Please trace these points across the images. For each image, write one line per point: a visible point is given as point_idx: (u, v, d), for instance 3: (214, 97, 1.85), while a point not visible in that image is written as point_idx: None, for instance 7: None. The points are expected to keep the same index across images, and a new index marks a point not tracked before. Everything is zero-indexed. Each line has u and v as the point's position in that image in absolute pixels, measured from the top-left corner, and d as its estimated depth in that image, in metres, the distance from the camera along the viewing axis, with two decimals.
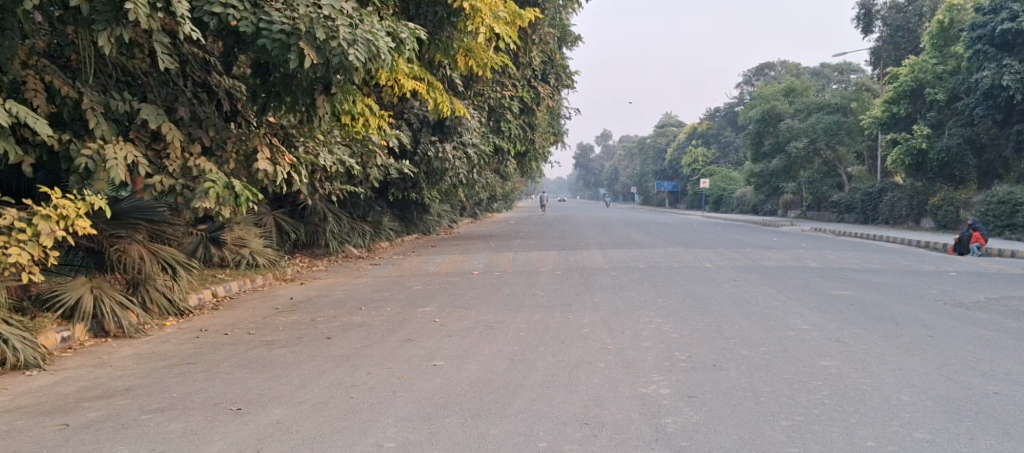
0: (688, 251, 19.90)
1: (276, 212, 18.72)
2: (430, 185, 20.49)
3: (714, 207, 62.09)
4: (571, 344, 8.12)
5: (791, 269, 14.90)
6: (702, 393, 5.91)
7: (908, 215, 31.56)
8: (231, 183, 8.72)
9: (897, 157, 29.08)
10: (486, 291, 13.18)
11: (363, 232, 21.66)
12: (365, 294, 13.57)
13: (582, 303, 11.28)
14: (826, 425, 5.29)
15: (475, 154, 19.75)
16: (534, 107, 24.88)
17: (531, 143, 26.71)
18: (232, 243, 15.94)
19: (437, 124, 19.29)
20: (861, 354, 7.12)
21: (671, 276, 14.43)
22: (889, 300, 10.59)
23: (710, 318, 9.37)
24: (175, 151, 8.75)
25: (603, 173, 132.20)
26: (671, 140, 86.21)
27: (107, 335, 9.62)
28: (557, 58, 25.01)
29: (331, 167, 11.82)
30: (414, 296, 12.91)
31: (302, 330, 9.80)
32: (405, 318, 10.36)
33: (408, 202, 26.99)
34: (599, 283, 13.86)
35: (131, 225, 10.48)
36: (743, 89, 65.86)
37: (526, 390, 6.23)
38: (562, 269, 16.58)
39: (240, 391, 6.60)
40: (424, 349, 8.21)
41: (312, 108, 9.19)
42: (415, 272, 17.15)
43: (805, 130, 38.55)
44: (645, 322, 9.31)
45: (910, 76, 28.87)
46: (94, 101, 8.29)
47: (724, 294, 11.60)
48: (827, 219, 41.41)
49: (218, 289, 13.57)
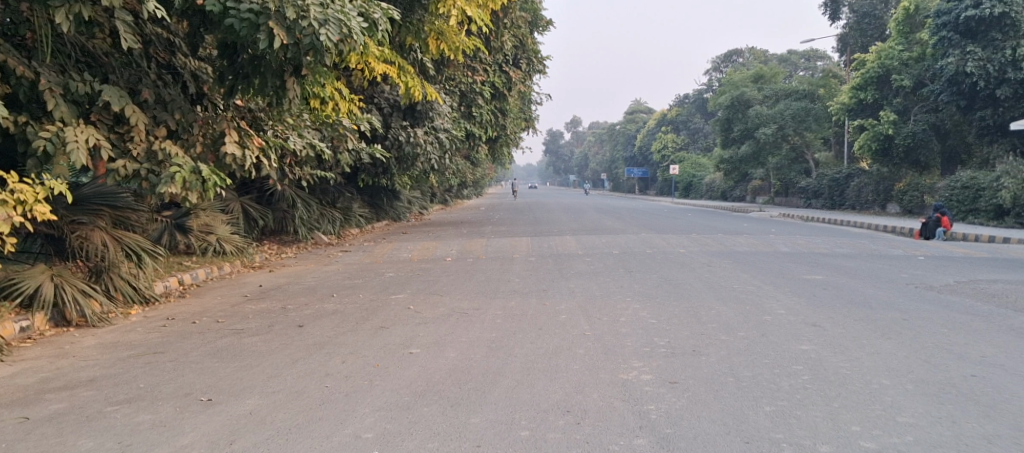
0: (660, 236, 19.91)
1: (243, 197, 18.42)
2: (401, 171, 20.29)
3: (684, 193, 62.34)
4: (548, 331, 8.01)
5: (764, 255, 14.93)
6: (684, 379, 5.83)
7: (874, 200, 31.83)
8: (198, 167, 8.54)
9: (863, 143, 29.17)
10: (459, 278, 13.05)
11: (332, 219, 21.39)
12: (336, 281, 13.37)
13: (558, 289, 11.18)
14: (809, 410, 5.22)
15: (447, 138, 19.63)
16: (505, 92, 24.82)
17: (501, 128, 26.61)
18: (199, 230, 15.66)
19: (409, 108, 19.11)
20: (840, 337, 7.08)
21: (644, 262, 14.39)
22: (863, 283, 10.62)
23: (687, 303, 9.30)
24: (139, 134, 8.51)
25: (573, 159, 132.38)
26: (640, 127, 86.48)
27: (69, 325, 9.35)
28: (527, 43, 24.90)
29: (301, 151, 11.63)
30: (386, 283, 12.74)
31: (273, 318, 9.59)
32: (378, 306, 10.20)
33: (378, 187, 26.74)
34: (572, 269, 13.80)
35: (93, 210, 10.29)
36: (712, 76, 66.18)
37: (506, 377, 6.10)
38: (535, 256, 16.48)
39: (211, 381, 6.40)
40: (398, 336, 8.06)
41: (281, 91, 8.99)
42: (386, 259, 16.95)
43: (773, 117, 38.78)
44: (623, 308, 9.23)
45: (877, 62, 29.04)
46: (51, 82, 8.03)
47: (699, 279, 11.56)
48: (796, 205, 41.72)
49: (185, 277, 13.30)
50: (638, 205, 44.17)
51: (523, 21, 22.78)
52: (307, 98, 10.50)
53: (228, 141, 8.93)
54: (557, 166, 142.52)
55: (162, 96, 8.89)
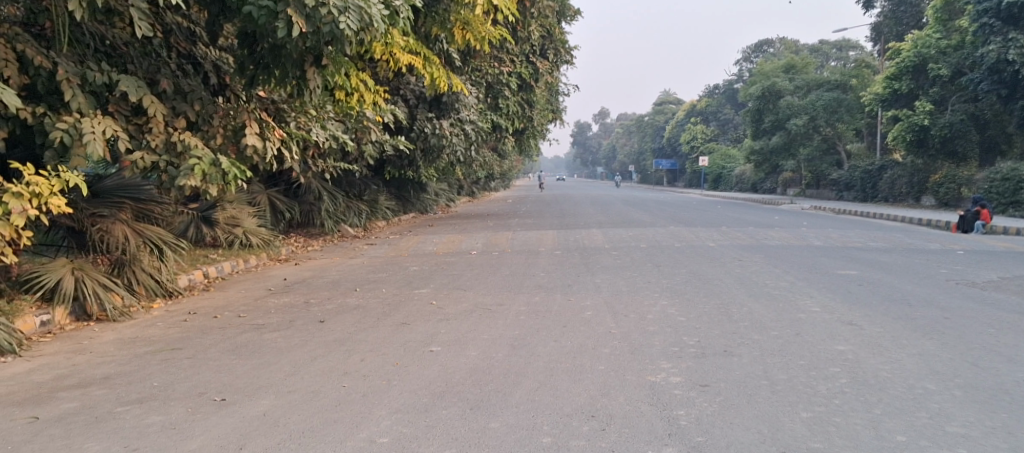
0: (689, 229, 19.58)
1: (270, 190, 18.34)
2: (427, 164, 20.11)
3: (713, 186, 61.77)
4: (573, 328, 7.79)
5: (797, 249, 14.59)
6: (715, 381, 5.58)
7: (908, 192, 31.29)
8: (218, 159, 8.35)
9: (898, 134, 28.59)
10: (483, 272, 12.84)
11: (359, 212, 21.29)
12: (360, 275, 13.22)
13: (584, 284, 10.94)
14: (849, 417, 4.95)
15: (473, 130, 19.43)
16: (532, 83, 24.58)
17: (528, 120, 26.37)
18: (224, 223, 15.58)
19: (435, 99, 18.88)
20: (879, 337, 6.78)
21: (672, 256, 14.10)
22: (900, 279, 10.27)
23: (717, 299, 9.03)
24: (158, 125, 8.35)
25: (600, 151, 131.83)
26: (669, 118, 85.83)
27: (90, 319, 9.24)
28: (555, 33, 24.62)
29: (324, 143, 11.48)
30: (410, 277, 12.57)
31: (295, 313, 9.43)
32: (401, 301, 10.02)
33: (405, 179, 26.62)
34: (600, 263, 13.55)
35: (115, 203, 10.16)
36: (742, 66, 65.45)
37: (528, 378, 5.88)
38: (562, 249, 16.24)
39: (226, 380, 6.24)
40: (420, 333, 7.87)
41: (302, 81, 8.82)
42: (412, 252, 16.77)
43: (805, 107, 38.21)
44: (650, 305, 8.98)
45: (913, 51, 28.44)
46: (69, 72, 7.90)
47: (729, 274, 11.28)
48: (827, 197, 41.12)
49: (210, 270, 13.19)
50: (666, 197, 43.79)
51: (551, 11, 22.50)
52: (329, 88, 10.33)
53: (249, 132, 8.76)
54: (585, 158, 142.03)
55: (182, 85, 8.71)
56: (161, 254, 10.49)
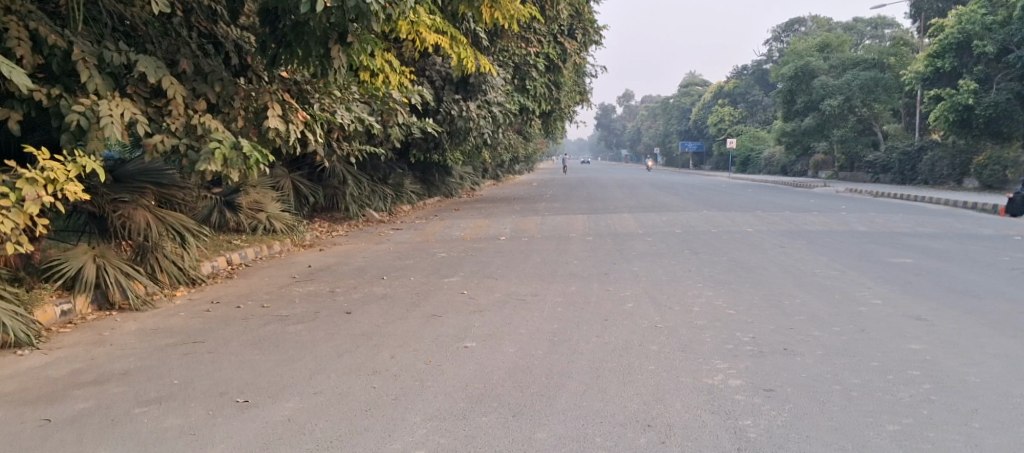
0: (722, 214, 19.05)
1: (293, 174, 17.92)
2: (453, 146, 19.64)
3: (742, 168, 61.07)
4: (615, 321, 7.31)
5: (840, 235, 14.06)
6: (779, 386, 5.15)
7: (950, 175, 30.87)
8: (239, 142, 7.95)
9: (940, 114, 27.84)
10: (515, 259, 12.40)
11: (383, 196, 20.88)
12: (387, 262, 12.80)
13: (621, 272, 10.45)
14: (943, 432, 4.50)
15: (500, 112, 18.95)
16: (560, 64, 24.08)
17: (555, 102, 25.84)
18: (248, 207, 15.25)
19: (461, 81, 18.36)
20: (952, 334, 6.28)
21: (711, 242, 13.57)
22: (959, 268, 9.70)
23: (766, 290, 8.53)
24: (178, 108, 7.89)
25: (625, 133, 130.83)
26: (696, 99, 84.83)
27: (112, 308, 8.68)
28: (584, 12, 24.05)
29: (349, 126, 11.04)
30: (438, 264, 12.14)
31: (320, 303, 9.01)
32: (430, 291, 9.60)
33: (430, 163, 26.17)
34: (635, 249, 13.04)
35: (138, 188, 9.65)
36: (772, 46, 64.52)
37: (574, 380, 5.42)
38: (594, 235, 15.77)
39: (249, 378, 5.82)
40: (452, 326, 7.42)
41: (326, 60, 8.36)
42: (438, 238, 16.35)
43: (839, 87, 37.44)
44: (695, 295, 8.49)
45: (957, 27, 27.66)
46: (85, 52, 7.41)
47: (774, 263, 10.74)
48: (861, 180, 40.30)
49: (233, 256, 12.81)
50: (695, 180, 43.11)
51: None
52: (352, 68, 9.87)
53: (272, 114, 8.32)
54: (610, 140, 141.08)
55: (202, 65, 8.26)
56: (183, 242, 10.07)
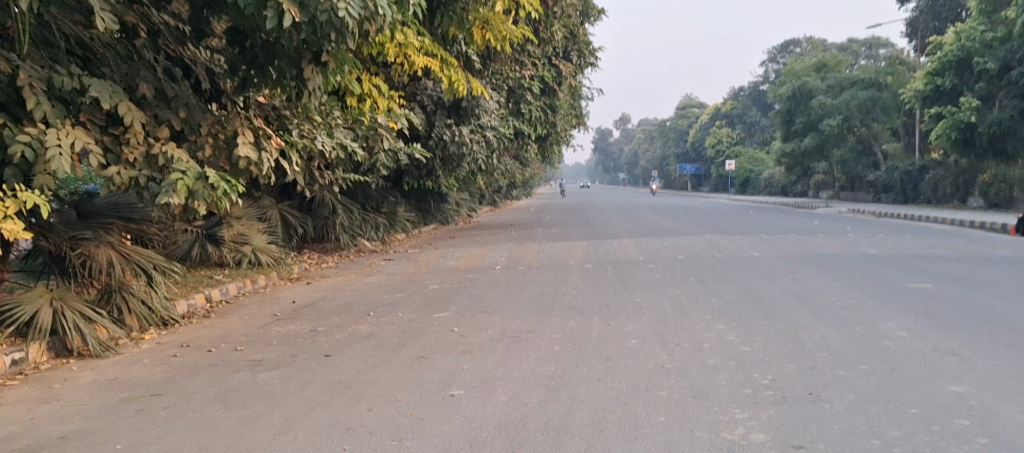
0: (727, 237, 18.44)
1: (282, 204, 17.33)
2: (446, 173, 19.04)
3: (741, 190, 60.57)
4: (618, 362, 6.67)
5: (851, 259, 13.47)
6: (808, 443, 4.60)
7: (953, 195, 30.23)
8: (205, 172, 7.32)
9: (941, 132, 27.35)
10: (511, 291, 11.77)
11: (376, 225, 20.25)
12: (376, 296, 12.16)
13: (623, 304, 9.80)
14: None
15: (494, 137, 18.41)
16: (555, 87, 23.61)
17: (551, 125, 25.33)
18: (231, 240, 14.73)
19: (453, 105, 17.80)
20: (995, 373, 5.68)
21: (716, 268, 12.93)
22: (984, 295, 9.07)
23: (781, 323, 7.91)
24: (137, 136, 7.29)
25: (623, 156, 130.55)
26: (692, 122, 84.55)
27: (70, 355, 8.09)
28: (579, 34, 23.60)
29: (331, 153, 10.43)
30: (430, 298, 11.51)
31: (298, 345, 8.37)
32: (419, 328, 8.97)
33: (424, 190, 25.59)
34: (637, 278, 12.39)
35: (103, 224, 9.20)
36: (768, 67, 64.27)
37: (574, 438, 4.84)
38: (594, 262, 15.13)
39: (204, 441, 5.17)
40: (439, 371, 6.78)
41: (301, 83, 7.80)
42: (431, 268, 15.71)
43: (838, 107, 36.99)
44: (705, 329, 7.86)
45: (957, 44, 27.20)
46: (33, 77, 6.82)
47: (785, 291, 10.10)
48: (863, 200, 39.75)
49: (213, 293, 12.30)
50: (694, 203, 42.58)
51: (574, 11, 21.50)
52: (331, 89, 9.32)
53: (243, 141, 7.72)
54: (608, 164, 140.85)
55: (165, 90, 7.68)
56: (150, 280, 9.49)
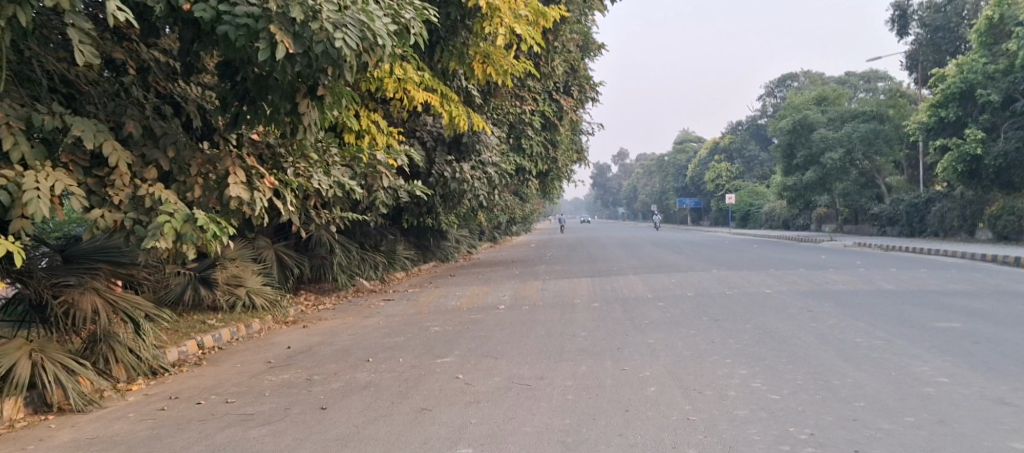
0: (735, 273, 17.99)
1: (278, 244, 16.90)
2: (447, 210, 18.60)
3: (742, 223, 60.21)
4: (638, 413, 6.22)
5: (867, 295, 13.03)
6: None
7: (960, 226, 29.90)
8: (193, 214, 6.88)
9: (947, 165, 27.02)
10: (517, 332, 11.31)
11: (375, 263, 19.79)
12: (376, 339, 11.70)
13: (636, 346, 9.34)
14: None
15: (496, 173, 18.02)
16: (556, 122, 23.32)
17: (552, 161, 25.02)
18: (225, 283, 14.36)
19: (454, 141, 17.40)
20: None
21: (728, 306, 12.48)
22: (1018, 334, 8.62)
23: (808, 366, 7.46)
24: (122, 178, 6.82)
25: (621, 191, 130.43)
26: (691, 156, 84.43)
27: (50, 409, 7.64)
28: (579, 68, 23.33)
29: (328, 192, 9.99)
30: (432, 341, 11.06)
31: (294, 397, 7.92)
32: (422, 375, 8.51)
33: (424, 227, 25.16)
34: (647, 317, 11.93)
35: (89, 269, 8.81)
36: (766, 101, 64.22)
37: None
38: (600, 300, 14.66)
39: None
40: (445, 426, 6.33)
41: (297, 119, 7.36)
42: (432, 308, 15.22)
43: (839, 140, 36.72)
44: (727, 374, 7.41)
45: (959, 77, 26.90)
46: (11, 115, 6.36)
47: (805, 330, 9.65)
48: (867, 232, 39.36)
49: (205, 340, 12.01)
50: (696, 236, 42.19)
51: (575, 45, 21.24)
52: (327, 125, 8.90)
53: (235, 180, 7.29)
54: (607, 199, 140.69)
55: (153, 128, 7.24)
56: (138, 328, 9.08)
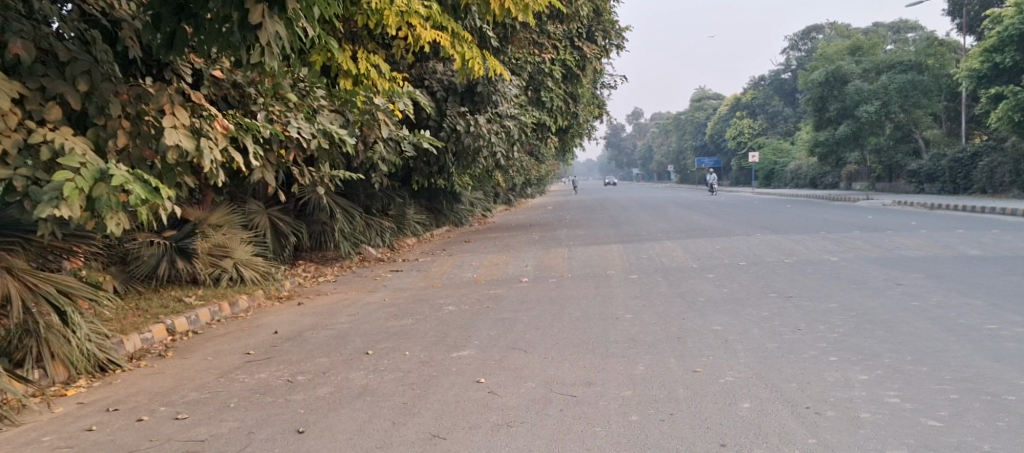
0: (785, 236, 16.04)
1: (273, 209, 15.03)
2: (460, 170, 16.64)
3: (765, 183, 57.94)
4: None
5: (956, 261, 11.09)
6: None
7: (1012, 182, 27.70)
8: (106, 172, 5.63)
9: (1002, 114, 24.74)
10: (549, 313, 9.44)
11: (381, 230, 17.87)
12: (379, 322, 9.87)
13: (701, 335, 7.45)
14: None
15: (513, 127, 16.13)
16: (577, 72, 21.44)
17: (571, 116, 23.10)
18: (206, 254, 12.57)
19: (467, 90, 15.36)
20: None
21: (794, 278, 10.52)
22: None
23: (952, 370, 5.56)
24: (8, 118, 5.64)
25: (636, 151, 127.71)
26: (708, 114, 81.85)
27: None
28: (603, 11, 21.30)
29: (312, 144, 8.03)
30: (447, 324, 9.22)
31: (264, 412, 6.15)
32: (434, 378, 6.68)
33: (436, 189, 23.18)
34: (701, 293, 10.00)
35: (5, 243, 7.35)
36: (789, 54, 61.68)
37: None
38: (638, 271, 12.80)
39: None
40: None
41: (253, 38, 5.84)
42: (446, 282, 13.30)
43: (876, 92, 34.43)
44: (844, 380, 5.52)
45: (1018, 17, 24.44)
46: None
47: (912, 312, 7.69)
48: (903, 190, 37.17)
49: (176, 323, 10.22)
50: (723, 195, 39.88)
51: None
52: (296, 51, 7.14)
53: (177, 128, 6.13)
54: (620, 159, 138.09)
55: (57, 52, 6.02)
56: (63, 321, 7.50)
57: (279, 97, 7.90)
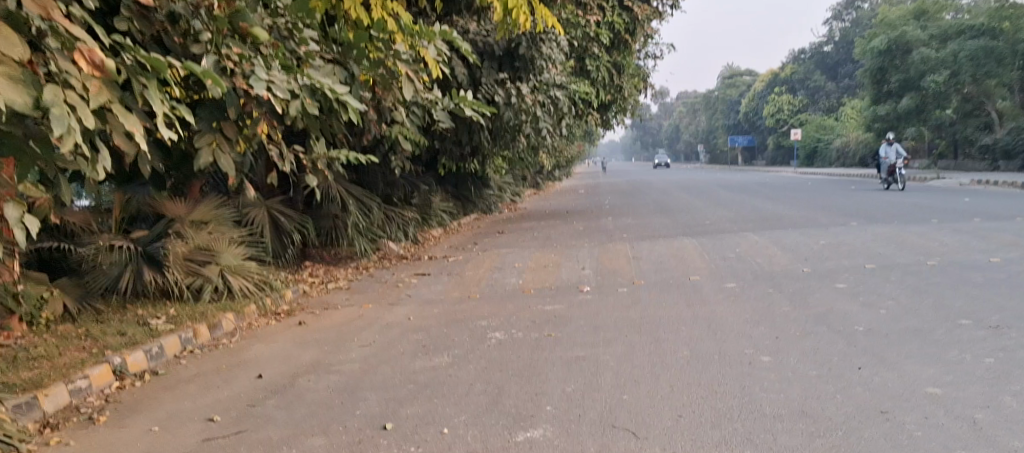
0: (893, 228, 13.23)
1: (273, 201, 12.30)
2: (497, 149, 13.90)
3: (807, 161, 54.84)
4: None
5: None
6: None
7: None
8: None
9: None
10: (643, 350, 6.69)
11: (403, 222, 15.15)
12: (402, 359, 7.16)
13: (915, 410, 4.72)
14: None
15: (562, 98, 13.36)
16: (626, 37, 18.69)
17: (617, 90, 20.34)
18: (183, 260, 9.73)
19: (506, 54, 12.54)
20: None
21: (970, 295, 7.72)
22: None
23: None
24: None
25: (662, 131, 124.46)
26: (741, 91, 78.29)
27: None
28: None
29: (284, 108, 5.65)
30: (501, 369, 6.50)
31: None
32: None
33: (463, 174, 20.30)
34: (850, 317, 7.24)
35: None
36: (832, 26, 58.59)
37: None
38: (732, 275, 10.04)
39: None
40: None
41: None
42: (486, 291, 10.54)
43: (943, 60, 31.19)
44: None
45: None
46: None
47: None
48: (971, 169, 34.06)
49: (132, 359, 7.37)
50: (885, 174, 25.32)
51: None
52: None
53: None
54: (646, 139, 134.67)
55: None
56: None
57: (242, 34, 5.53)
